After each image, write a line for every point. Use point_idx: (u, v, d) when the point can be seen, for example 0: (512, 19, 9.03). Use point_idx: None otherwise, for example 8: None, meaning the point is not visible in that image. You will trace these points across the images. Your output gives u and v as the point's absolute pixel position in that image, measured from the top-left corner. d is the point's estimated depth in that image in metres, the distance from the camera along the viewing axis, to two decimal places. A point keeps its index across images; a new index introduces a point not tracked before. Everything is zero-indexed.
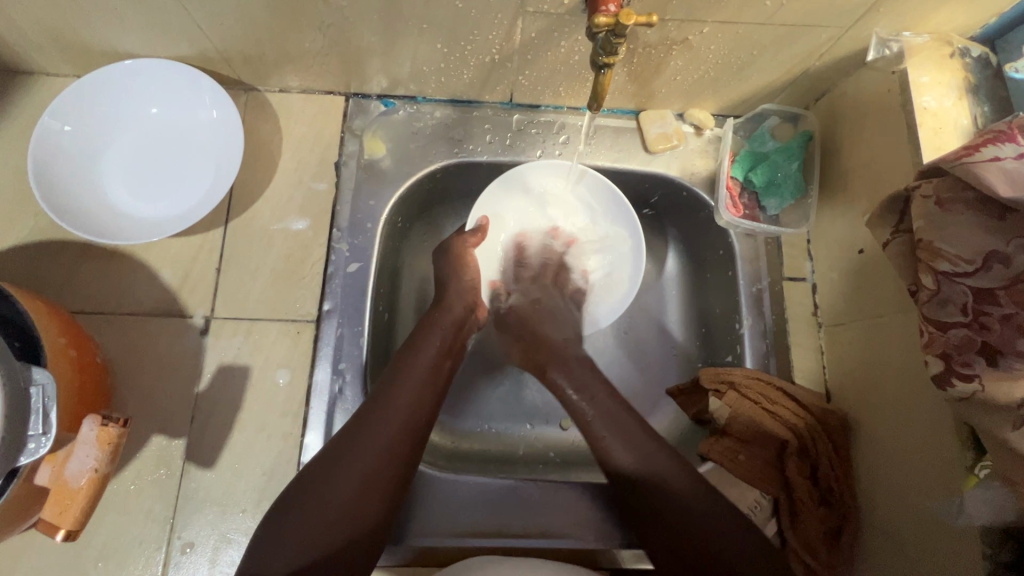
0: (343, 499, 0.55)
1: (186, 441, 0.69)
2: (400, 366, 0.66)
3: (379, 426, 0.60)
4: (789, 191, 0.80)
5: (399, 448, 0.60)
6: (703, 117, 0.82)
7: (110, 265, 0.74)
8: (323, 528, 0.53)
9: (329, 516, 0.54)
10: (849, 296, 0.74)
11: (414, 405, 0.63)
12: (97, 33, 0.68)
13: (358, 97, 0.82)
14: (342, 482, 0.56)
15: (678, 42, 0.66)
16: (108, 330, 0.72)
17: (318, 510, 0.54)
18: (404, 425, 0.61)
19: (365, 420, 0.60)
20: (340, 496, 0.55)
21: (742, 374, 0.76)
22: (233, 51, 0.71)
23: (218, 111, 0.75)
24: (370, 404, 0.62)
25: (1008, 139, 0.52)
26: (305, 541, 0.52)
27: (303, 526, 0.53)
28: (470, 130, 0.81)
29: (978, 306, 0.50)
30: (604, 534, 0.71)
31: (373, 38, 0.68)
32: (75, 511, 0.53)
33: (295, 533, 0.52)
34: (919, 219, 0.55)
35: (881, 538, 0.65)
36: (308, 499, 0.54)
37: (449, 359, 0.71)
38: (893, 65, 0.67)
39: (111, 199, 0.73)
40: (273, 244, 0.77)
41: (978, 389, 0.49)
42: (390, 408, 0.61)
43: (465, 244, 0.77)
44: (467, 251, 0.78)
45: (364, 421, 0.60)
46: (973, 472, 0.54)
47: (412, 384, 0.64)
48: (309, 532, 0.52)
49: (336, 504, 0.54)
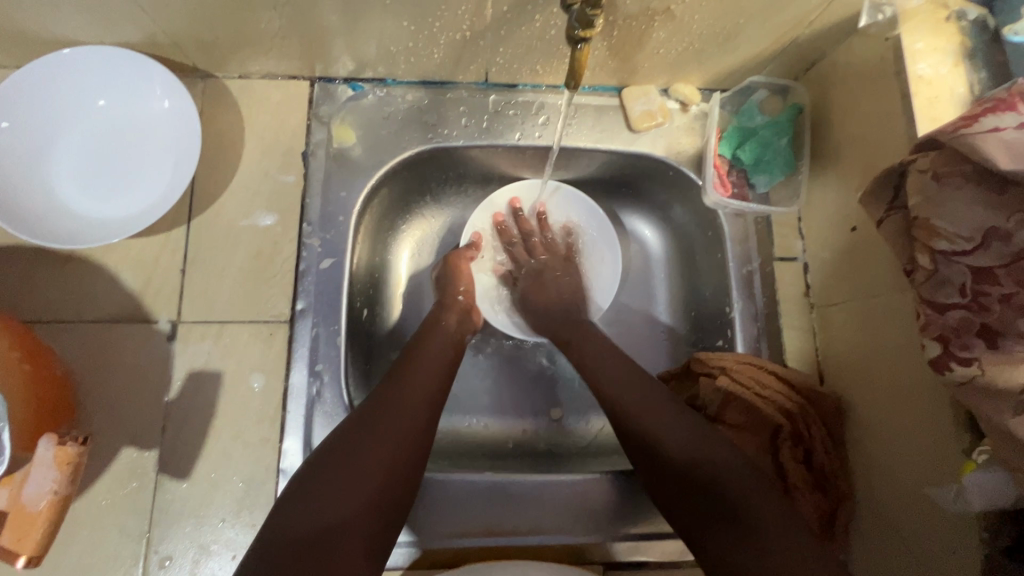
0: (372, 468, 0.55)
1: (159, 452, 0.66)
2: (414, 355, 0.67)
3: (399, 401, 0.61)
4: (779, 167, 0.78)
5: (417, 432, 0.60)
6: (688, 92, 0.79)
7: (66, 271, 0.70)
8: (346, 495, 0.53)
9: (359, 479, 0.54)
10: (842, 275, 0.71)
11: (430, 389, 0.64)
12: (32, 19, 0.62)
13: (323, 81, 0.77)
14: (364, 455, 0.55)
15: (660, 12, 0.62)
16: (68, 340, 0.68)
17: (343, 478, 0.54)
18: (424, 409, 0.62)
19: (389, 395, 0.61)
20: (364, 469, 0.55)
21: (733, 359, 0.74)
22: (184, 34, 0.66)
23: (172, 101, 0.70)
24: (389, 386, 0.62)
25: (1009, 107, 0.50)
26: (329, 506, 0.52)
27: (324, 491, 0.53)
28: (444, 114, 0.77)
29: (976, 288, 0.48)
30: (597, 527, 0.70)
31: (334, 17, 0.63)
32: (33, 538, 0.51)
33: (320, 503, 0.52)
34: (915, 194, 0.53)
35: (874, 520, 0.65)
36: (328, 470, 0.54)
37: (453, 349, 0.70)
38: (887, 30, 0.63)
39: (60, 199, 0.68)
40: (240, 242, 0.73)
41: (977, 372, 0.47)
42: (408, 387, 0.62)
43: (460, 257, 0.78)
44: (462, 261, 0.78)
45: (382, 403, 0.60)
46: (972, 458, 0.52)
47: (428, 365, 0.66)
48: (336, 499, 0.52)
49: (358, 474, 0.54)
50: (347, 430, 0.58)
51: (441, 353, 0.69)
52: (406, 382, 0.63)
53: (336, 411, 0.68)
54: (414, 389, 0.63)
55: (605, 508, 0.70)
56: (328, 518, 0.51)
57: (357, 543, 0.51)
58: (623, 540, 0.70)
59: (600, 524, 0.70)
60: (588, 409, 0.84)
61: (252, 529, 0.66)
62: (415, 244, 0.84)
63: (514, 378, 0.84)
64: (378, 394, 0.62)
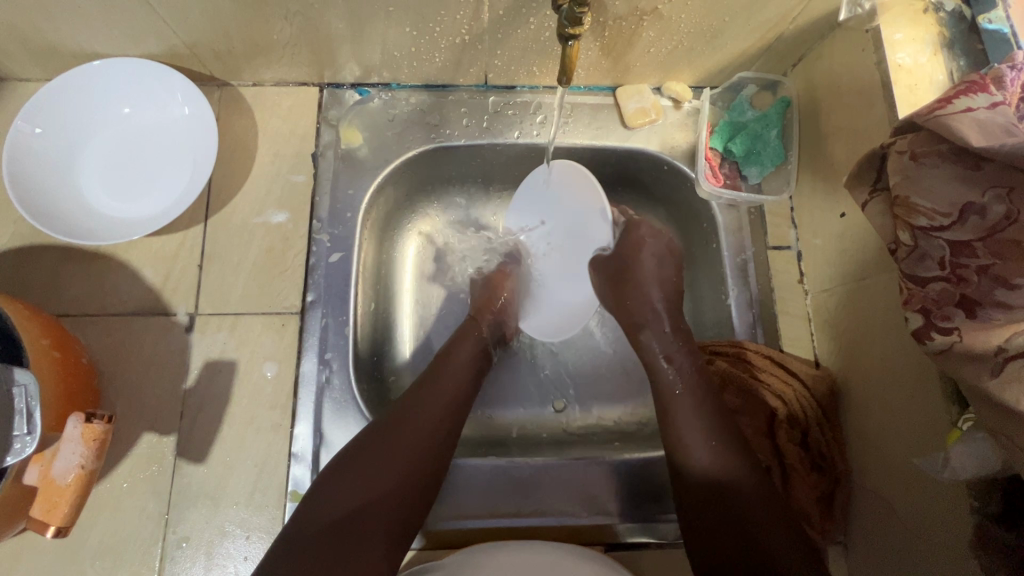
0: (391, 471, 0.59)
1: (177, 437, 0.70)
2: (440, 364, 0.70)
3: (422, 411, 0.64)
4: (769, 158, 0.80)
5: (440, 434, 0.64)
6: (680, 90, 0.82)
7: (91, 267, 0.74)
8: (369, 485, 0.58)
9: (378, 480, 0.58)
10: (834, 261, 0.73)
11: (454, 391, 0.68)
12: (64, 33, 0.67)
13: (332, 87, 0.81)
14: (391, 453, 0.60)
15: (648, 12, 0.66)
16: (93, 332, 0.72)
17: (367, 475, 0.58)
18: (448, 408, 0.66)
19: (412, 400, 0.65)
20: (388, 465, 0.59)
21: (754, 351, 0.75)
22: (201, 45, 0.71)
23: (190, 107, 0.75)
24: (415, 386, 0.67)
25: (981, 88, 0.52)
26: (349, 499, 0.57)
27: (352, 486, 0.57)
28: (446, 115, 0.80)
29: (955, 260, 0.50)
30: (599, 509, 0.71)
31: (341, 25, 0.67)
32: (63, 509, 0.55)
33: (340, 498, 0.57)
34: (894, 173, 0.54)
35: (869, 499, 0.66)
36: (354, 465, 0.59)
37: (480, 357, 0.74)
38: (866, 23, 0.66)
39: (86, 199, 0.72)
40: (254, 238, 0.77)
41: (956, 340, 0.49)
42: (431, 397, 0.65)
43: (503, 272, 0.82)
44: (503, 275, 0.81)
45: (405, 406, 0.64)
46: (957, 426, 0.53)
47: (451, 377, 0.69)
48: (359, 496, 0.57)
49: (382, 469, 0.59)
50: (374, 429, 0.62)
51: (466, 365, 0.71)
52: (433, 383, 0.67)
53: (344, 398, 0.70)
54: (436, 399, 0.65)
55: (605, 490, 0.72)
56: (351, 510, 0.56)
57: (378, 532, 0.56)
58: (625, 522, 0.71)
59: (602, 507, 0.71)
60: (591, 398, 0.85)
61: (263, 511, 0.68)
62: (421, 248, 0.87)
63: (516, 370, 0.86)
64: (402, 402, 0.65)
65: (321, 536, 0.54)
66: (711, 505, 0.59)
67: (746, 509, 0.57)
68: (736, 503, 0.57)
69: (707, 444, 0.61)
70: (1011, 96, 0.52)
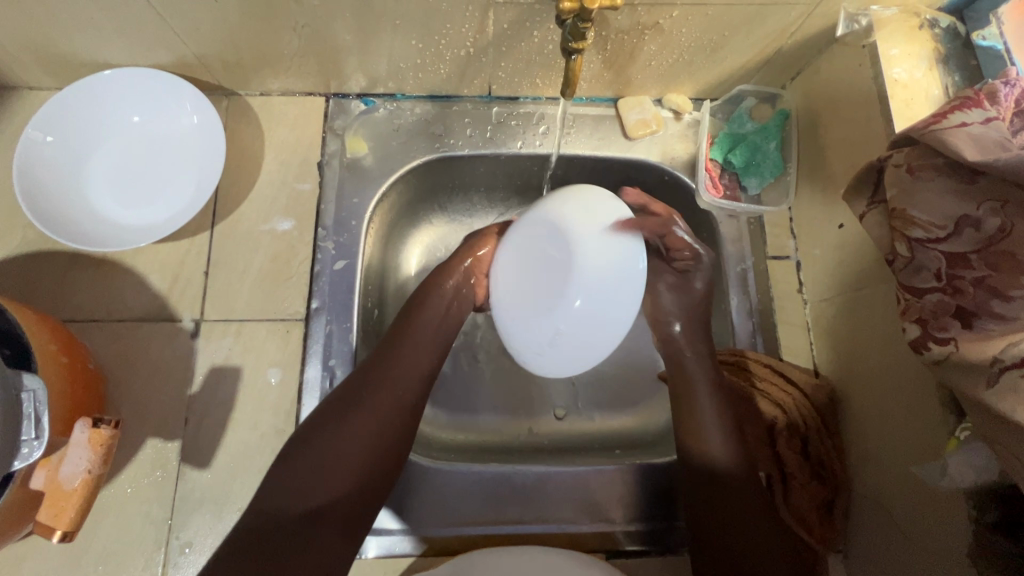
0: (349, 452, 0.60)
1: (181, 442, 0.70)
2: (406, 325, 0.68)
3: (385, 385, 0.63)
4: (767, 170, 0.82)
5: (403, 405, 0.64)
6: (680, 101, 0.83)
7: (98, 274, 0.75)
8: (312, 489, 0.57)
9: (333, 470, 0.59)
10: (833, 271, 0.74)
11: (415, 380, 0.66)
12: (77, 43, 0.69)
13: (338, 97, 0.83)
14: (348, 433, 0.60)
15: (649, 26, 0.67)
16: (100, 338, 0.73)
17: (319, 467, 0.58)
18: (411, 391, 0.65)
19: (375, 374, 0.64)
20: (332, 465, 0.59)
21: (756, 359, 0.76)
22: (211, 55, 0.72)
23: (199, 116, 0.76)
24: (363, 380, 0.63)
25: (975, 104, 0.53)
26: (311, 492, 0.57)
27: (307, 473, 0.58)
28: (450, 125, 0.81)
29: (951, 271, 0.51)
30: (601, 517, 0.72)
31: (349, 36, 0.68)
32: (68, 515, 0.55)
33: (302, 486, 0.57)
34: (892, 186, 0.56)
35: (869, 510, 0.67)
36: (296, 465, 0.58)
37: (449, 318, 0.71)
38: (863, 39, 0.67)
39: (95, 206, 0.73)
40: (260, 245, 0.78)
41: (953, 351, 0.50)
42: (392, 366, 0.65)
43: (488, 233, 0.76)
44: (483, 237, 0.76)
45: (367, 385, 0.63)
46: (955, 435, 0.55)
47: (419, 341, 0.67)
48: (314, 485, 0.58)
49: (336, 460, 0.59)
50: (330, 404, 0.63)
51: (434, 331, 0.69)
52: (389, 372, 0.64)
53: None
54: (399, 368, 0.65)
55: (604, 497, 0.72)
56: (308, 504, 0.57)
57: (333, 526, 0.57)
58: (627, 530, 0.72)
59: (602, 514, 0.72)
60: (592, 405, 0.86)
61: None
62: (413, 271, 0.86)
63: (517, 377, 0.86)
64: (362, 373, 0.64)
65: (285, 531, 0.55)
66: (708, 496, 0.63)
67: (742, 496, 0.62)
68: (725, 486, 0.63)
69: (721, 443, 0.65)
70: (1005, 112, 0.54)
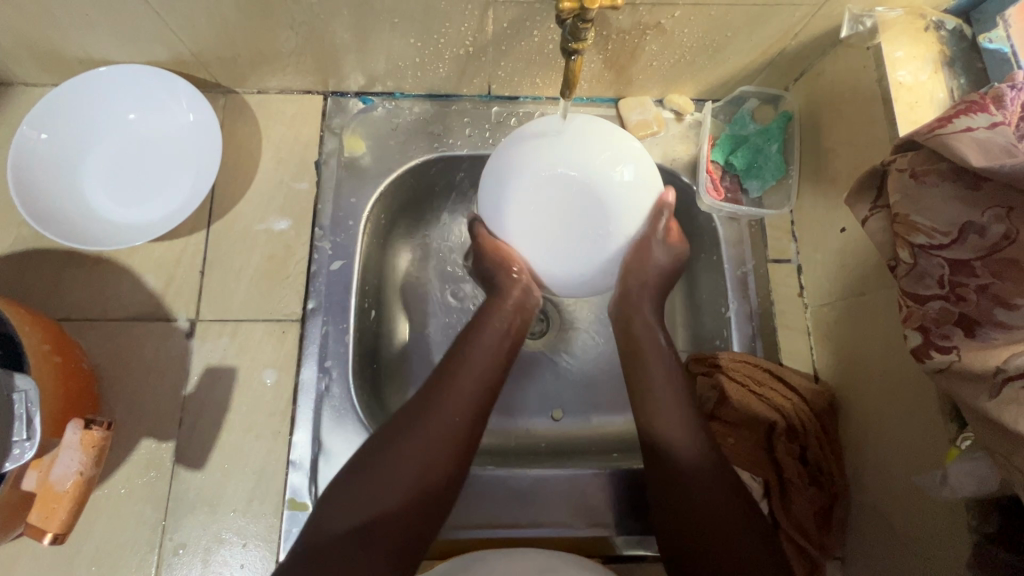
0: (410, 471, 0.57)
1: (175, 443, 0.70)
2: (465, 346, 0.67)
3: (447, 401, 0.62)
4: (769, 172, 0.81)
5: (465, 425, 0.61)
6: (682, 102, 0.82)
7: (93, 272, 0.74)
8: (369, 500, 0.55)
9: (386, 484, 0.56)
10: (834, 275, 0.73)
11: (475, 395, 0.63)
12: (72, 39, 0.68)
13: (336, 96, 0.82)
14: (407, 449, 0.58)
15: (651, 26, 0.66)
16: (94, 337, 0.72)
17: (375, 483, 0.56)
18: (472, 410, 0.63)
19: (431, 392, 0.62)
20: (391, 480, 0.56)
21: (728, 357, 0.75)
22: (208, 53, 0.71)
23: (195, 114, 0.75)
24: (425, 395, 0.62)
25: (981, 109, 0.53)
26: (365, 504, 0.55)
27: (363, 490, 0.55)
28: (449, 125, 0.80)
29: (954, 279, 0.50)
30: (598, 522, 0.71)
31: (346, 34, 0.68)
32: (59, 517, 0.55)
33: (352, 497, 0.55)
34: (895, 192, 0.55)
35: (867, 516, 0.66)
36: (364, 478, 0.56)
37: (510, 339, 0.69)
38: (868, 40, 0.66)
39: (90, 204, 0.73)
40: (256, 244, 0.77)
41: (955, 359, 0.49)
42: (456, 385, 0.63)
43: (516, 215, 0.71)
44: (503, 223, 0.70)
45: (426, 402, 0.62)
46: (956, 444, 0.54)
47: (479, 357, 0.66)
48: (368, 498, 0.55)
49: (394, 475, 0.56)
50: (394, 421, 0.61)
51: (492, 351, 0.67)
52: (451, 390, 0.62)
53: (343, 407, 0.70)
54: (462, 385, 0.63)
55: (600, 501, 0.72)
56: (358, 517, 0.54)
57: (383, 550, 0.53)
58: (622, 534, 0.71)
59: (599, 520, 0.71)
60: (590, 407, 0.85)
61: (261, 518, 0.68)
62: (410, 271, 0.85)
63: (515, 378, 0.86)
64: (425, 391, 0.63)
65: (336, 543, 0.52)
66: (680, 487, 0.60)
67: (708, 498, 0.58)
68: (687, 489, 0.59)
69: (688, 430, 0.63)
70: (1010, 116, 0.53)
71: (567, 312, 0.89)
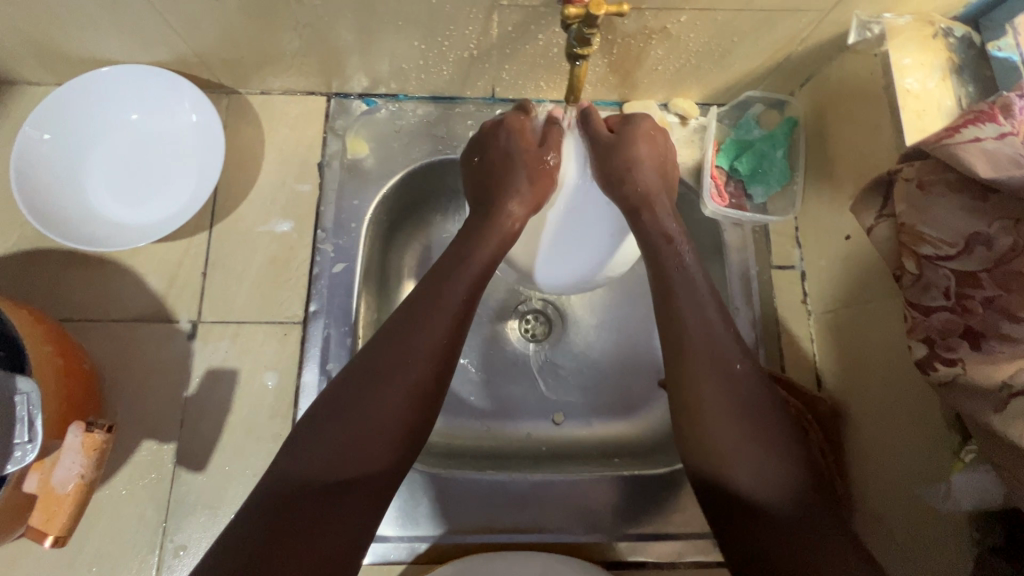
0: (379, 420, 0.54)
1: (176, 445, 0.70)
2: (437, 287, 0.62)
3: (415, 346, 0.58)
4: (774, 178, 0.80)
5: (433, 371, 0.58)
6: (687, 106, 0.81)
7: (96, 274, 0.74)
8: (342, 457, 0.52)
9: (361, 437, 0.53)
10: (838, 282, 0.73)
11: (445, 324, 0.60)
12: (76, 40, 0.68)
13: (340, 97, 0.82)
14: (375, 403, 0.55)
15: (656, 30, 0.66)
16: (96, 338, 0.72)
17: (343, 432, 0.53)
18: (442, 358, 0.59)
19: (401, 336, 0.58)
20: (359, 428, 0.53)
21: None
22: (212, 54, 0.71)
23: (198, 114, 0.75)
24: (383, 340, 0.58)
25: (990, 118, 0.51)
26: (337, 457, 0.52)
27: (335, 445, 0.52)
28: (452, 127, 0.80)
29: (960, 290, 0.49)
30: (597, 527, 0.71)
31: (350, 36, 0.67)
32: (61, 519, 0.56)
33: (318, 453, 0.52)
34: (901, 201, 0.54)
35: (871, 524, 0.65)
36: (329, 426, 0.53)
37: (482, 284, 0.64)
38: (876, 47, 0.66)
39: (94, 205, 0.73)
40: (259, 246, 0.77)
41: (960, 371, 0.49)
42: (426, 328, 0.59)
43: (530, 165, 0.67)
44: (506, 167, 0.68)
45: (396, 347, 0.57)
46: (960, 457, 0.54)
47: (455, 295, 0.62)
48: (340, 450, 0.52)
49: (369, 425, 0.54)
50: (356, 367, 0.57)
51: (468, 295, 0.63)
52: (424, 328, 0.59)
53: None
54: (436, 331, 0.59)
55: (600, 506, 0.72)
56: (339, 471, 0.52)
57: (359, 497, 0.52)
58: (623, 540, 0.71)
59: (598, 524, 0.71)
60: (591, 412, 0.85)
61: None
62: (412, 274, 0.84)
63: (516, 381, 0.85)
64: (385, 332, 0.59)
65: (305, 499, 0.49)
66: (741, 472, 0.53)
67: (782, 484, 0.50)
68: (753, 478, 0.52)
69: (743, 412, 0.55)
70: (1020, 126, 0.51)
71: (569, 316, 0.88)
